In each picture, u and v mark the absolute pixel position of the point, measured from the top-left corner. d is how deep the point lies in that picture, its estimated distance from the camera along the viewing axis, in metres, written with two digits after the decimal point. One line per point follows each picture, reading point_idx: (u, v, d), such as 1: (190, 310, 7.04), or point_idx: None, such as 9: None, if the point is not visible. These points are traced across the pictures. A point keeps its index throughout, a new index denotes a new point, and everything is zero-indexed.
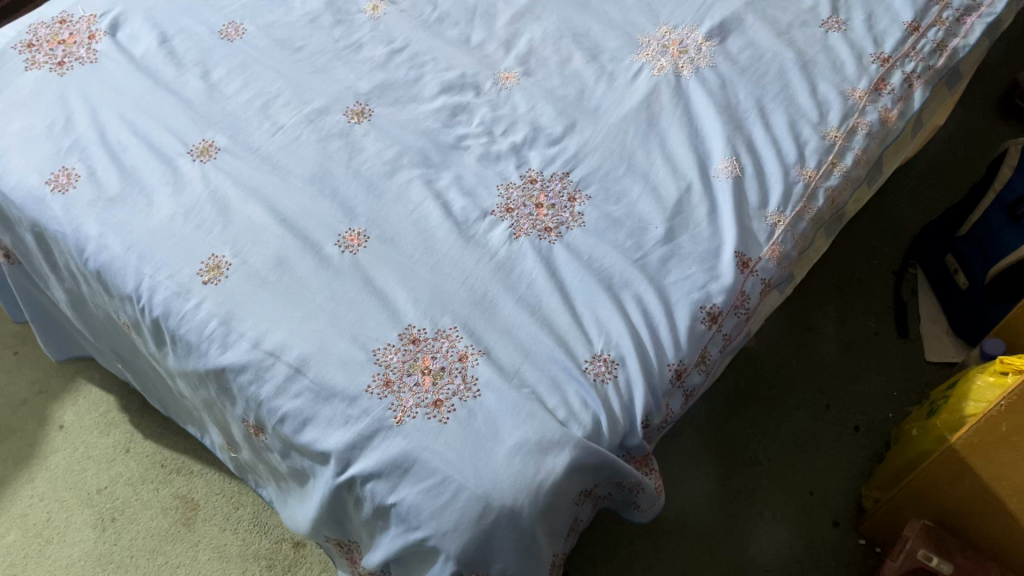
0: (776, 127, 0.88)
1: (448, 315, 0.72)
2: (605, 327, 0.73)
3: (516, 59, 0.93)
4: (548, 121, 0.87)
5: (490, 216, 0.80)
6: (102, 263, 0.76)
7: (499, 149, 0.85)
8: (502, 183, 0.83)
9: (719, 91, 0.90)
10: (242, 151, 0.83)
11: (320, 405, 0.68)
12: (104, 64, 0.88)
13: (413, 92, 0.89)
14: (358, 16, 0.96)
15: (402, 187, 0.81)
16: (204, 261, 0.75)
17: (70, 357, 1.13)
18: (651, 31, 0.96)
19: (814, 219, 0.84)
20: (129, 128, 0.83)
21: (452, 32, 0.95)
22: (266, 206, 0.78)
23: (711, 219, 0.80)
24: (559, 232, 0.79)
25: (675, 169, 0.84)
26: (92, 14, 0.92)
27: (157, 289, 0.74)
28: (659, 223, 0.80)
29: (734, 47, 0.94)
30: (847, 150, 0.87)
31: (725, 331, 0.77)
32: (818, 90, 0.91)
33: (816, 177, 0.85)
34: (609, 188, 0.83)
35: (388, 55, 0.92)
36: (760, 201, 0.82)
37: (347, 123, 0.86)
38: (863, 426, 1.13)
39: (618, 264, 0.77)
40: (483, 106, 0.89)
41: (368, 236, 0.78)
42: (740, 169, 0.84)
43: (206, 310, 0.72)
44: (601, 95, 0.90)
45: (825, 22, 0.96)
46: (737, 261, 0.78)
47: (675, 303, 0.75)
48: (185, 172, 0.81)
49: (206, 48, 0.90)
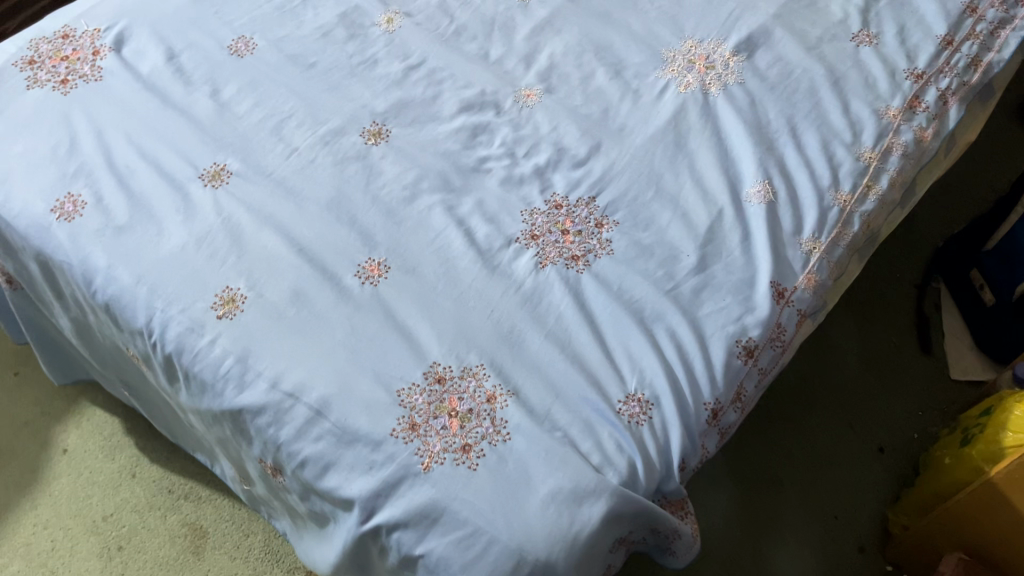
0: (809, 147, 0.84)
1: (475, 352, 0.69)
2: (638, 364, 0.70)
3: (537, 75, 0.90)
4: (572, 142, 0.84)
5: (515, 244, 0.77)
6: (111, 297, 0.73)
7: (522, 172, 0.82)
8: (526, 209, 0.80)
9: (749, 109, 0.87)
10: (255, 176, 0.79)
11: (343, 449, 0.65)
12: (109, 82, 0.84)
13: (432, 111, 0.86)
14: (373, 29, 0.92)
15: (422, 214, 0.78)
16: (218, 294, 0.72)
17: (71, 380, 1.09)
18: (677, 45, 0.92)
19: (849, 245, 0.81)
20: (137, 151, 0.80)
21: (470, 46, 0.92)
22: (281, 234, 0.75)
23: (744, 247, 0.77)
24: (587, 260, 0.76)
25: (706, 193, 0.81)
26: (95, 28, 0.89)
27: (169, 325, 0.71)
28: (690, 251, 0.77)
29: (762, 62, 0.91)
30: (882, 172, 0.84)
31: (761, 365, 0.74)
32: (851, 108, 0.87)
33: (851, 201, 0.82)
34: (637, 213, 0.79)
35: (405, 72, 0.89)
36: (794, 227, 0.79)
37: (364, 144, 0.82)
38: (887, 446, 1.11)
39: (649, 295, 0.74)
40: (504, 126, 0.85)
41: (388, 266, 0.74)
42: (773, 193, 0.80)
43: (221, 347, 0.69)
44: (627, 114, 0.87)
45: (856, 35, 0.93)
46: (772, 292, 0.75)
47: (710, 337, 0.72)
48: (196, 198, 0.77)
49: (215, 65, 0.87)
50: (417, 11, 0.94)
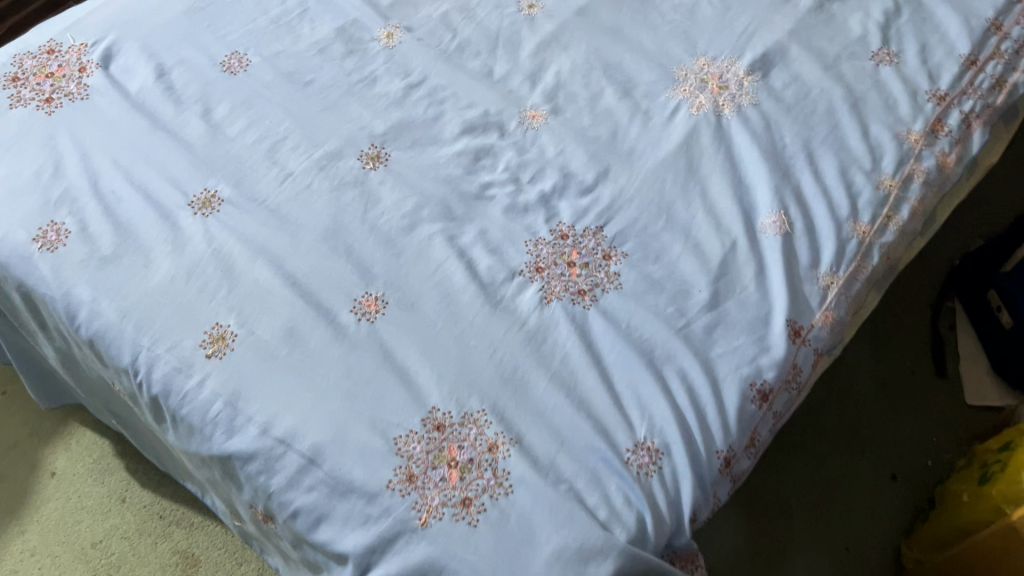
0: (827, 174, 0.80)
1: (476, 396, 0.66)
2: (647, 409, 0.66)
3: (543, 95, 0.86)
4: (579, 167, 0.81)
5: (519, 277, 0.74)
6: (95, 333, 0.69)
7: (527, 199, 0.79)
8: (531, 239, 0.76)
9: (764, 132, 0.83)
10: (248, 203, 0.76)
11: (337, 500, 0.62)
12: (96, 102, 0.81)
13: (433, 133, 0.82)
14: (372, 44, 0.88)
15: (422, 244, 0.75)
16: (207, 331, 0.68)
17: (59, 404, 1.05)
18: (689, 63, 0.88)
19: (867, 279, 0.77)
20: (125, 176, 0.76)
21: (473, 62, 0.88)
22: (274, 267, 0.72)
23: (758, 282, 0.74)
24: (594, 296, 0.73)
25: (719, 222, 0.77)
26: (82, 42, 0.85)
27: (156, 364, 0.67)
28: (703, 286, 0.73)
29: (778, 82, 0.87)
30: (903, 201, 0.80)
31: (775, 409, 0.71)
32: (871, 132, 0.83)
33: (870, 233, 0.78)
34: (646, 244, 0.76)
35: (405, 90, 0.85)
36: (811, 260, 0.76)
37: (362, 169, 0.79)
38: (900, 474, 1.08)
39: (659, 334, 0.70)
40: (509, 149, 0.82)
41: (386, 301, 0.71)
42: (789, 224, 0.77)
43: (210, 389, 0.66)
44: (636, 136, 0.83)
45: (875, 54, 0.89)
46: (789, 330, 0.71)
47: (723, 379, 0.69)
48: (186, 227, 0.74)
49: (207, 83, 0.83)
50: (418, 24, 0.90)
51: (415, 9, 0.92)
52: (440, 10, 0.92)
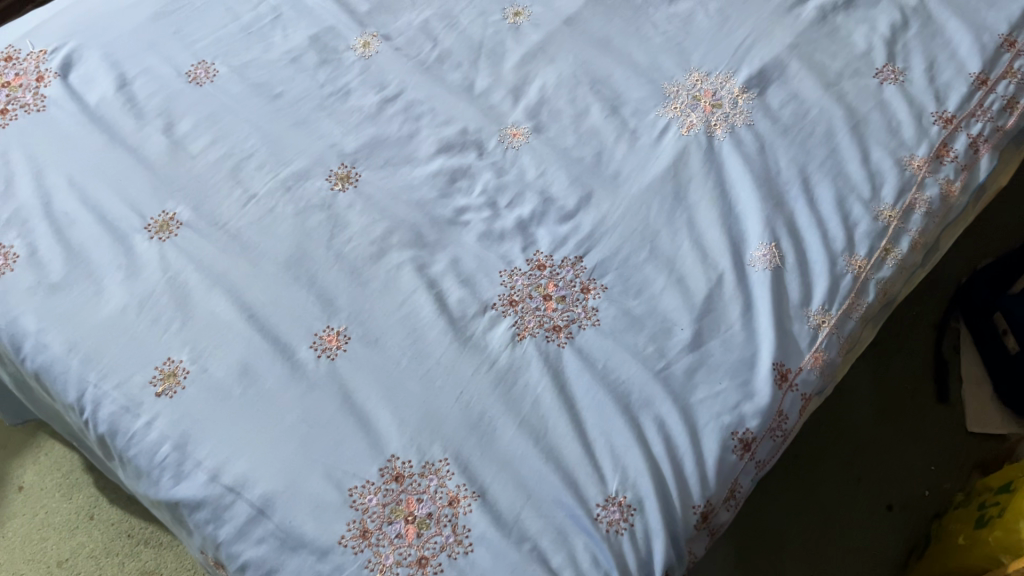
0: (823, 203, 0.76)
1: (438, 443, 0.62)
2: (620, 459, 0.62)
3: (525, 111, 0.81)
4: (560, 191, 0.76)
5: (491, 311, 0.70)
6: (41, 365, 0.66)
7: (504, 226, 0.75)
8: (505, 269, 0.72)
9: (757, 156, 0.78)
10: (207, 227, 0.72)
11: (287, 554, 0.59)
12: (53, 115, 0.77)
13: (407, 152, 0.78)
14: (347, 54, 0.84)
15: (390, 274, 0.71)
16: (158, 367, 0.65)
17: (26, 420, 1.03)
18: (681, 79, 0.84)
19: (862, 317, 0.73)
20: (79, 196, 0.72)
21: (454, 75, 0.83)
22: (232, 298, 0.68)
23: (745, 320, 0.69)
24: (569, 332, 0.68)
25: (705, 254, 0.73)
26: (41, 48, 0.81)
27: (103, 402, 0.64)
28: (685, 324, 0.69)
29: (775, 100, 0.82)
30: (903, 233, 0.76)
31: (759, 458, 0.67)
32: (871, 157, 0.79)
33: (866, 267, 0.73)
34: (628, 277, 0.72)
35: (380, 105, 0.81)
36: (802, 297, 0.71)
37: (330, 191, 0.75)
38: (896, 504, 1.04)
39: (636, 377, 0.66)
40: (486, 170, 0.78)
41: (348, 336, 0.67)
42: (780, 257, 0.72)
43: (159, 430, 0.63)
44: (622, 158, 0.79)
45: (880, 71, 0.84)
46: (775, 375, 0.67)
47: (702, 428, 0.65)
48: (141, 252, 0.70)
49: (171, 95, 0.79)
50: (397, 33, 0.86)
51: (394, 16, 0.87)
52: (420, 18, 0.87)
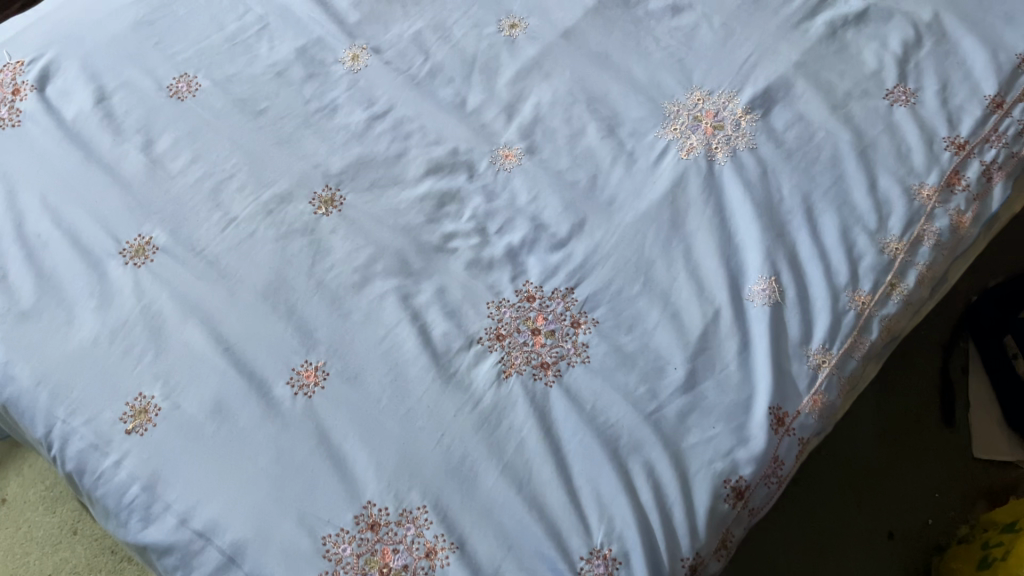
0: (827, 234, 0.73)
1: (417, 489, 0.60)
2: (606, 509, 0.60)
3: (518, 131, 0.78)
4: (552, 217, 0.74)
5: (477, 345, 0.67)
6: (10, 398, 0.64)
7: (493, 254, 0.72)
8: (493, 300, 0.69)
9: (759, 182, 0.75)
10: (184, 252, 0.69)
11: None
12: (29, 131, 0.75)
13: (395, 173, 0.75)
14: (335, 68, 0.81)
15: (372, 305, 0.68)
16: (129, 402, 0.62)
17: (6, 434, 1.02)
18: (681, 98, 0.80)
19: (864, 355, 0.70)
20: (52, 217, 0.70)
21: (445, 91, 0.80)
22: (207, 329, 0.65)
23: (741, 360, 0.67)
24: (558, 370, 0.66)
25: (702, 288, 0.70)
26: (18, 59, 0.79)
27: (71, 439, 0.62)
28: (679, 363, 0.66)
29: (780, 122, 0.79)
30: (909, 267, 0.73)
31: (752, 506, 0.64)
32: (878, 184, 0.75)
33: (870, 304, 0.70)
34: (620, 311, 0.69)
35: (368, 122, 0.78)
36: (801, 335, 0.68)
37: (313, 214, 0.72)
38: (898, 532, 1.01)
39: (626, 420, 0.63)
40: (476, 195, 0.75)
41: (327, 371, 0.65)
42: (780, 292, 0.69)
43: (127, 470, 0.61)
44: (618, 183, 0.76)
45: (890, 92, 0.80)
46: (771, 419, 0.64)
47: (694, 475, 0.62)
48: (114, 279, 0.67)
49: (150, 110, 0.76)
50: (387, 45, 0.83)
51: (385, 27, 0.84)
52: (412, 29, 0.84)
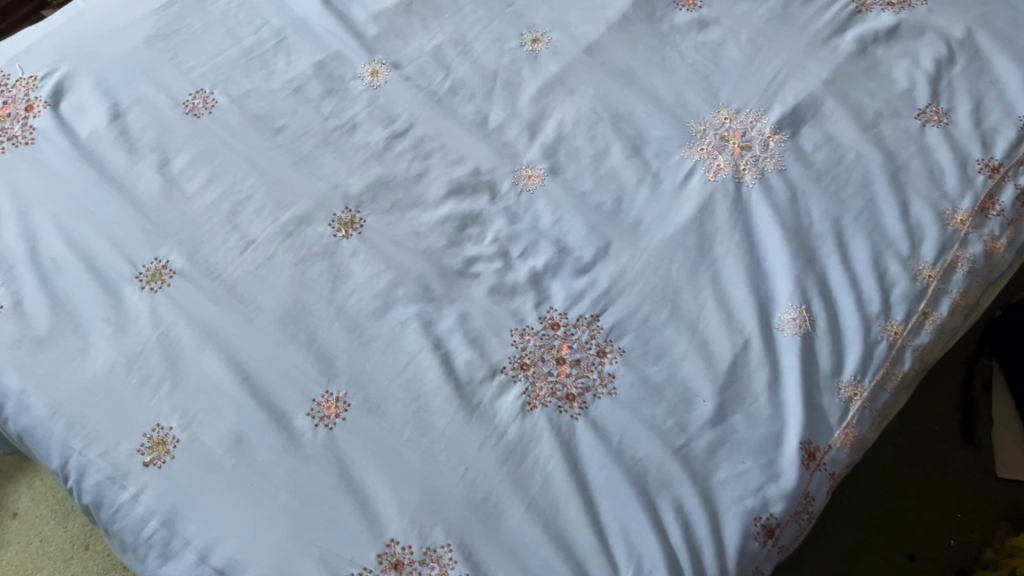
0: (858, 260, 0.71)
1: (441, 527, 0.59)
2: (635, 548, 0.59)
3: (541, 150, 0.77)
4: (576, 241, 0.72)
5: (501, 375, 0.65)
6: (25, 428, 0.63)
7: (516, 279, 0.70)
8: (516, 328, 0.67)
9: (788, 206, 0.73)
10: (201, 277, 0.68)
11: None
12: (42, 149, 0.73)
13: (416, 194, 0.74)
14: (353, 84, 0.79)
15: (394, 332, 0.66)
16: (146, 434, 0.61)
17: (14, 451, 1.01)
18: (708, 116, 0.78)
19: (896, 386, 0.68)
20: (66, 240, 0.69)
21: (466, 108, 0.79)
22: (225, 358, 0.64)
23: (771, 392, 0.65)
24: (583, 402, 0.64)
25: (730, 316, 0.68)
26: (31, 74, 0.77)
27: (87, 471, 0.61)
28: (708, 396, 0.64)
29: (808, 143, 0.77)
30: (942, 295, 0.71)
31: (782, 543, 0.63)
32: (910, 209, 0.73)
33: (902, 333, 0.69)
34: (647, 340, 0.67)
35: (387, 141, 0.76)
36: (832, 366, 0.67)
37: (332, 237, 0.70)
38: (919, 554, 1.00)
39: (654, 455, 0.62)
40: (499, 216, 0.73)
41: (347, 402, 0.63)
42: (810, 322, 0.68)
43: (145, 504, 0.59)
44: (643, 205, 0.74)
45: (922, 111, 0.78)
46: (803, 454, 0.63)
47: (723, 512, 0.61)
48: (130, 305, 0.66)
49: (165, 128, 0.75)
50: (407, 60, 0.81)
51: (404, 41, 0.82)
52: (432, 43, 0.82)
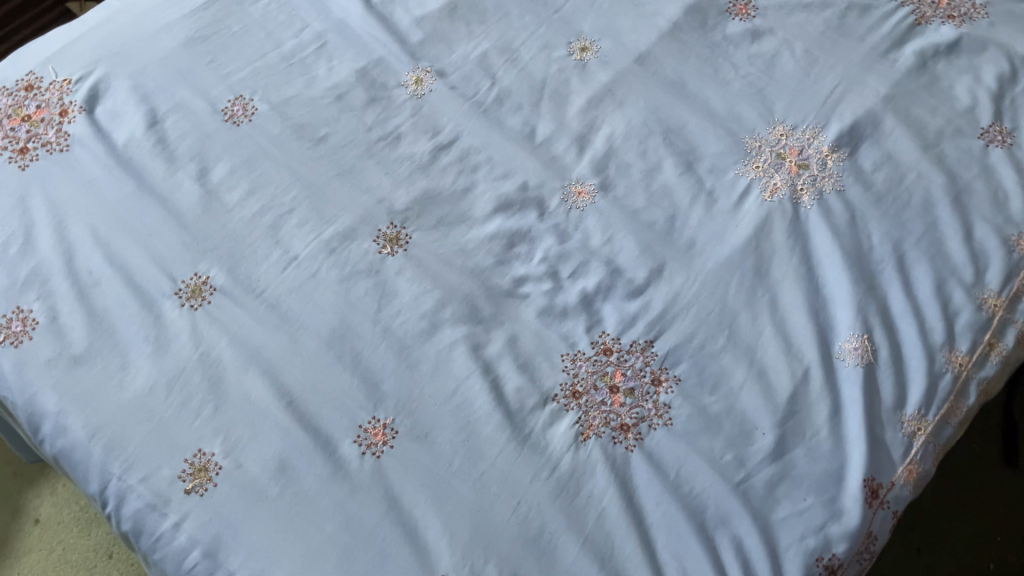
0: (921, 287, 0.68)
1: (493, 563, 0.57)
2: None
3: (591, 164, 0.74)
4: (628, 261, 0.69)
5: (553, 404, 0.63)
6: (62, 450, 0.61)
7: (567, 300, 0.68)
8: (568, 352, 0.65)
9: (848, 228, 0.70)
10: (243, 294, 0.65)
11: None
12: (76, 155, 0.71)
13: (463, 209, 0.71)
14: (397, 91, 0.76)
15: (442, 355, 0.64)
16: (188, 460, 0.59)
17: (36, 457, 1.00)
18: (763, 132, 0.76)
19: (960, 420, 0.66)
20: (103, 252, 0.66)
21: (513, 119, 0.76)
22: (269, 380, 0.62)
23: (832, 426, 0.63)
24: (638, 433, 0.62)
25: (790, 344, 0.66)
26: (65, 77, 0.74)
27: (126, 498, 0.59)
28: (767, 428, 0.62)
29: (868, 162, 0.74)
30: (1008, 325, 0.68)
31: None
32: (974, 234, 0.71)
33: (968, 365, 0.66)
34: (703, 367, 0.65)
35: (433, 153, 0.74)
36: (895, 398, 0.64)
37: (377, 254, 0.68)
38: None
39: (712, 491, 0.60)
40: (548, 234, 0.71)
41: (395, 429, 0.61)
42: (873, 351, 0.65)
43: (187, 533, 0.57)
44: (697, 225, 0.71)
45: (985, 131, 0.75)
46: (866, 492, 0.61)
47: (784, 551, 0.59)
48: (170, 322, 0.64)
49: (204, 135, 0.72)
50: (451, 68, 0.78)
51: (449, 48, 0.79)
52: (478, 50, 0.79)
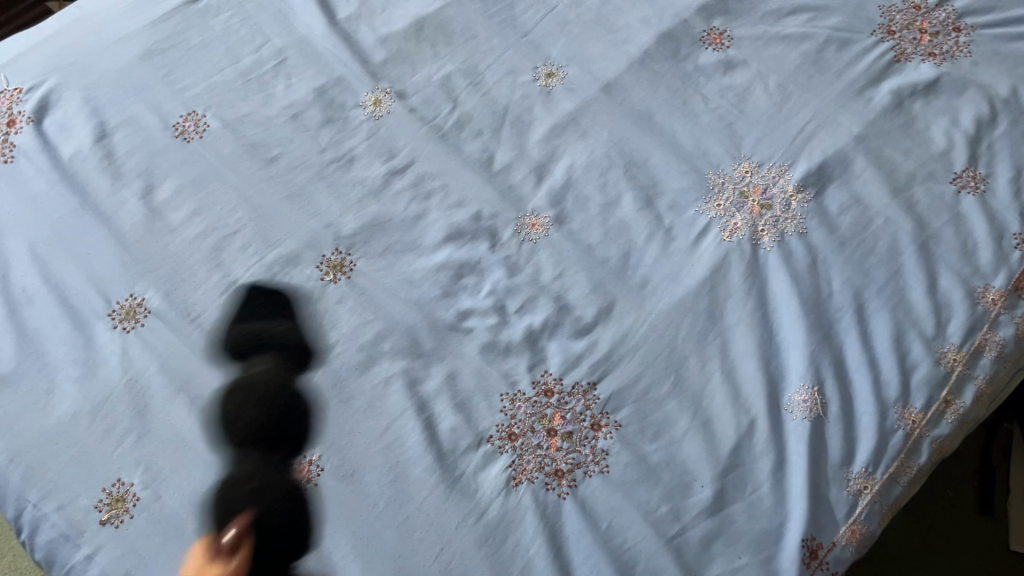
0: (879, 339, 0.65)
1: None
2: None
3: (548, 196, 0.72)
4: (578, 298, 0.67)
5: (487, 446, 0.61)
6: None
7: (511, 337, 0.65)
8: (507, 393, 0.63)
9: (808, 273, 0.68)
10: (177, 318, 0.65)
11: None
12: (21, 169, 0.71)
13: (412, 237, 0.69)
14: (355, 112, 0.75)
15: (376, 390, 0.63)
16: (106, 489, 0.60)
17: None
18: (728, 168, 0.73)
19: (911, 479, 0.64)
20: (40, 271, 0.67)
21: (472, 145, 0.74)
22: (197, 410, 0.62)
23: (775, 481, 0.61)
24: (573, 480, 0.60)
25: (737, 394, 0.63)
26: (17, 87, 0.74)
27: (41, 526, 0.60)
28: (706, 481, 0.60)
29: (834, 205, 0.71)
30: (967, 382, 0.65)
31: None
32: (939, 285, 0.67)
33: (921, 423, 0.64)
34: (646, 414, 0.63)
35: (386, 177, 0.72)
36: (843, 455, 0.62)
37: (319, 281, 0.67)
38: None
39: (644, 545, 0.58)
40: (497, 266, 0.68)
41: (321, 466, 0.60)
42: (822, 405, 0.63)
43: (99, 565, 0.58)
44: (652, 263, 0.69)
45: (958, 175, 0.71)
46: (804, 553, 0.59)
47: None
48: (102, 345, 0.64)
49: (152, 152, 0.72)
50: (413, 90, 0.76)
51: (412, 68, 0.78)
52: (441, 72, 0.77)
